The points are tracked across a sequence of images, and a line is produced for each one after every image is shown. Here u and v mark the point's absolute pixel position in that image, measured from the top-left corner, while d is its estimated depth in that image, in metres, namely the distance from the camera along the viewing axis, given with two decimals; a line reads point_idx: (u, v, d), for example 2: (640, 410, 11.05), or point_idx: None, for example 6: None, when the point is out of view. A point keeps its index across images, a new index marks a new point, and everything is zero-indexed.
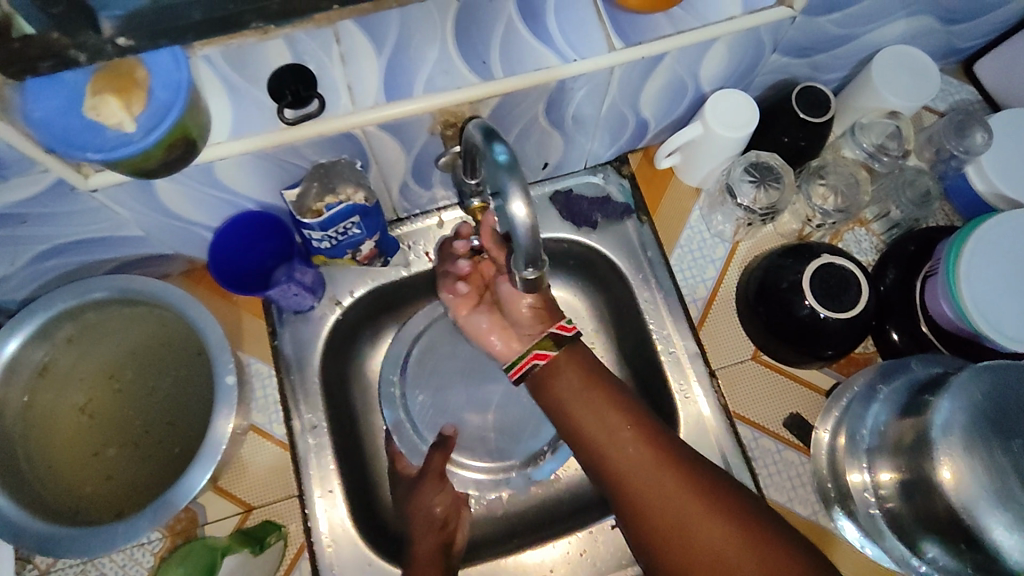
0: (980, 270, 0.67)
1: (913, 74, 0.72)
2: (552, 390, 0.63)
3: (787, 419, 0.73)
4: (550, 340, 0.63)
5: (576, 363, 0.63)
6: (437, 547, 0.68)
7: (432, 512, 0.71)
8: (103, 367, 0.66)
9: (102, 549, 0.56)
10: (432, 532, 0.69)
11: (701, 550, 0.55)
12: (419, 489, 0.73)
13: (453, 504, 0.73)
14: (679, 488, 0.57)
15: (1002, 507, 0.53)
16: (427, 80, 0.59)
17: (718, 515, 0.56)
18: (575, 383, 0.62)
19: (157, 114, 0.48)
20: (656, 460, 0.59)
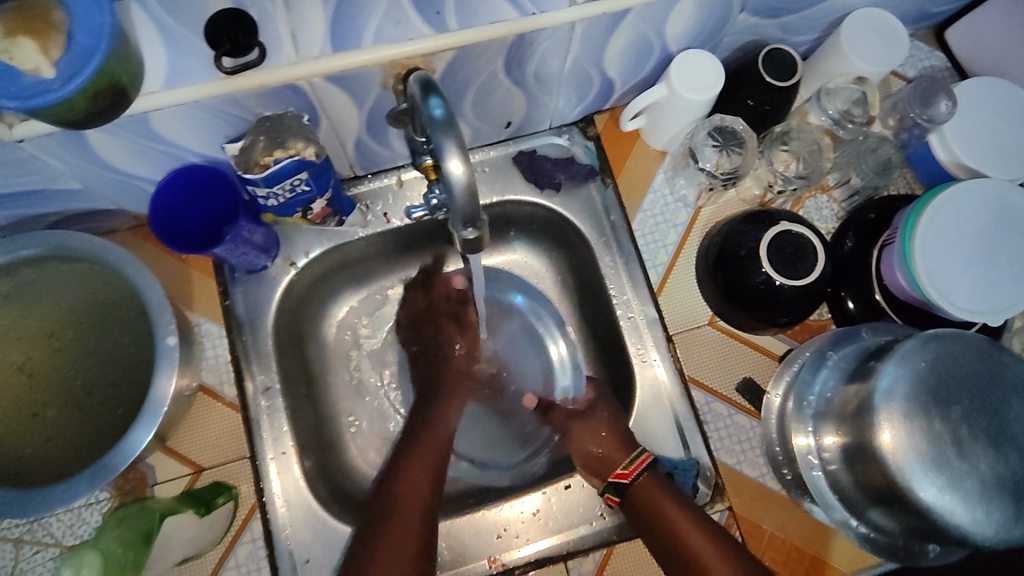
0: (934, 238, 0.67)
1: (882, 39, 0.71)
2: (637, 499, 0.66)
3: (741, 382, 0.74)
4: (612, 488, 0.68)
5: (659, 472, 0.68)
6: (441, 441, 0.73)
7: (453, 360, 0.81)
8: (43, 326, 0.64)
9: (41, 511, 0.55)
10: (451, 404, 0.77)
11: None
12: (441, 338, 0.82)
13: (472, 356, 0.83)
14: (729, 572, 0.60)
15: (933, 473, 0.54)
16: (376, 31, 0.56)
17: None
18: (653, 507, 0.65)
19: (78, 60, 0.45)
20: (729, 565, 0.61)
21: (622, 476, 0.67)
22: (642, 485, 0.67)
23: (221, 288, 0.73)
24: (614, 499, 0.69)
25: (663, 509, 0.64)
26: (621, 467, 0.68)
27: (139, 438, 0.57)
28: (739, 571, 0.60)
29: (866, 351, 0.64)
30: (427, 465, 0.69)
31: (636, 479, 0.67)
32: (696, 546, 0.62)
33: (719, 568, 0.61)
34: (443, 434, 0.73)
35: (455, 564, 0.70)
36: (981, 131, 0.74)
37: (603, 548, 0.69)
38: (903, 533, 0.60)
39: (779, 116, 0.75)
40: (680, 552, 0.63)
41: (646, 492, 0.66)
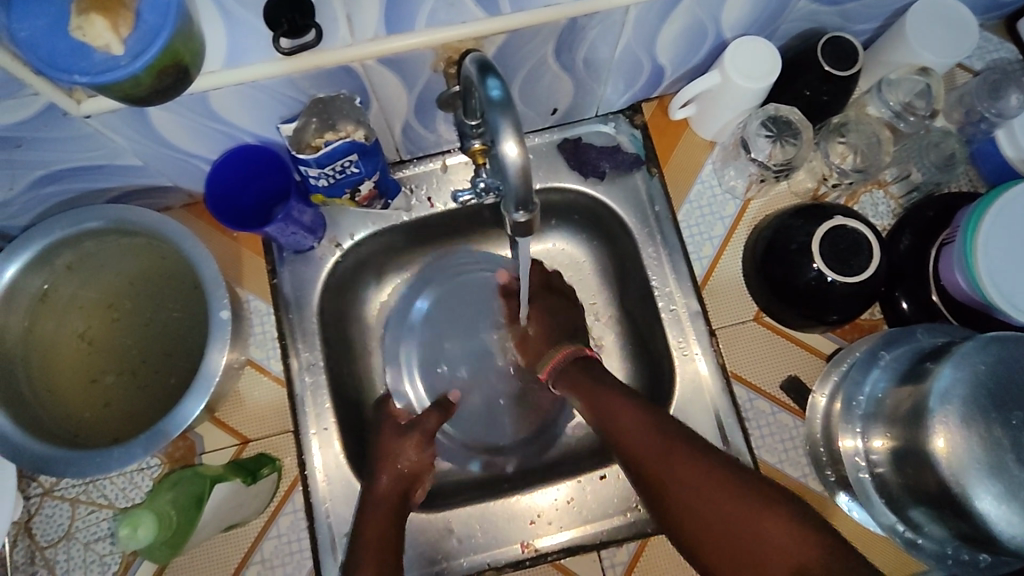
0: (998, 236, 0.64)
1: (947, 29, 0.68)
2: (567, 385, 0.70)
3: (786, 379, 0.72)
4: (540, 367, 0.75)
5: (584, 369, 0.70)
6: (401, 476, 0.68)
7: (403, 465, 0.69)
8: (103, 296, 0.67)
9: (99, 472, 0.57)
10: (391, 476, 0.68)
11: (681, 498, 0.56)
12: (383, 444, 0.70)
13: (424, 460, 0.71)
14: (657, 444, 0.60)
15: (990, 479, 0.52)
16: (430, 13, 0.55)
17: (724, 487, 0.55)
18: (582, 389, 0.69)
19: (146, 37, 0.47)
20: (655, 432, 0.61)
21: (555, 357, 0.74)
22: (566, 369, 0.71)
23: (269, 266, 0.74)
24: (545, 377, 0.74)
25: (589, 392, 0.67)
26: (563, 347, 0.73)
27: (190, 408, 0.58)
28: (662, 438, 0.60)
29: (921, 352, 0.62)
30: (380, 528, 0.63)
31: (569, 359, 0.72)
32: (640, 442, 0.61)
33: (642, 438, 0.61)
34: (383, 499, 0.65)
35: (488, 547, 0.70)
36: None
37: (637, 539, 0.70)
38: (951, 540, 0.58)
39: (836, 107, 0.73)
40: (610, 430, 0.63)
41: (580, 387, 0.69)
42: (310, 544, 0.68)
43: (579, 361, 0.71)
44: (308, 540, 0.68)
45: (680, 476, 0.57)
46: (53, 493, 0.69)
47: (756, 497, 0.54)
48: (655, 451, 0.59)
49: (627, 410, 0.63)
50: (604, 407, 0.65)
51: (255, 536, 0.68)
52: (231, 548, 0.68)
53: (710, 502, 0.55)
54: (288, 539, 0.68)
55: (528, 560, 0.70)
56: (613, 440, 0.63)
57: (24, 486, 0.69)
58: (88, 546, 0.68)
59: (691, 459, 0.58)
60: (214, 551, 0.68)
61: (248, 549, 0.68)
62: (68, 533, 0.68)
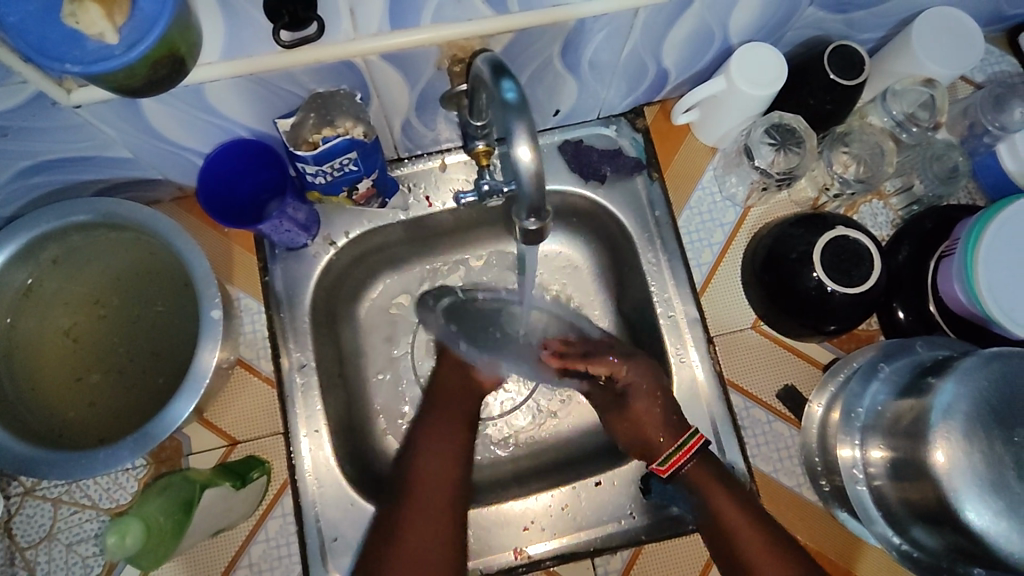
0: (999, 249, 0.64)
1: (952, 40, 0.68)
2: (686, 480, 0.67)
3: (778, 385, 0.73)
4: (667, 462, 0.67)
5: (710, 458, 0.68)
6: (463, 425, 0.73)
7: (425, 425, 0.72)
8: (89, 292, 0.65)
9: (84, 473, 0.55)
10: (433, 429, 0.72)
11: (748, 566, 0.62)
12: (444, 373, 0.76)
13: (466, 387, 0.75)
14: (746, 522, 0.64)
15: (991, 496, 0.52)
16: (436, 10, 0.54)
17: (777, 568, 0.62)
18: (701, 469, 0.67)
19: (142, 25, 0.45)
20: (748, 514, 0.64)
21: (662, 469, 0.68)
22: (691, 469, 0.67)
23: (261, 263, 0.72)
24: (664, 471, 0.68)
25: (699, 481, 0.67)
26: (685, 441, 0.68)
27: (181, 410, 0.57)
28: (766, 548, 0.62)
29: (920, 365, 0.62)
30: (425, 525, 0.65)
31: (691, 460, 0.67)
32: (727, 512, 0.65)
33: (739, 526, 0.64)
34: (434, 476, 0.68)
35: (480, 553, 0.69)
36: None
37: (630, 547, 0.69)
38: (946, 553, 0.58)
39: (840, 117, 0.72)
40: (705, 504, 0.66)
41: (700, 480, 0.67)
42: (300, 549, 0.67)
43: (700, 461, 0.67)
44: (298, 545, 0.67)
45: (755, 559, 0.62)
46: (34, 493, 0.67)
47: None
48: (739, 529, 0.64)
49: (727, 493, 0.65)
50: (716, 495, 0.65)
51: (244, 539, 0.67)
52: (219, 552, 0.66)
53: (767, 572, 0.62)
54: (277, 544, 0.67)
55: (520, 567, 0.69)
56: (703, 505, 0.66)
57: (3, 486, 0.67)
58: (70, 548, 0.66)
59: (770, 541, 0.63)
60: (200, 556, 0.66)
61: (237, 551, 0.66)
62: (50, 534, 0.66)
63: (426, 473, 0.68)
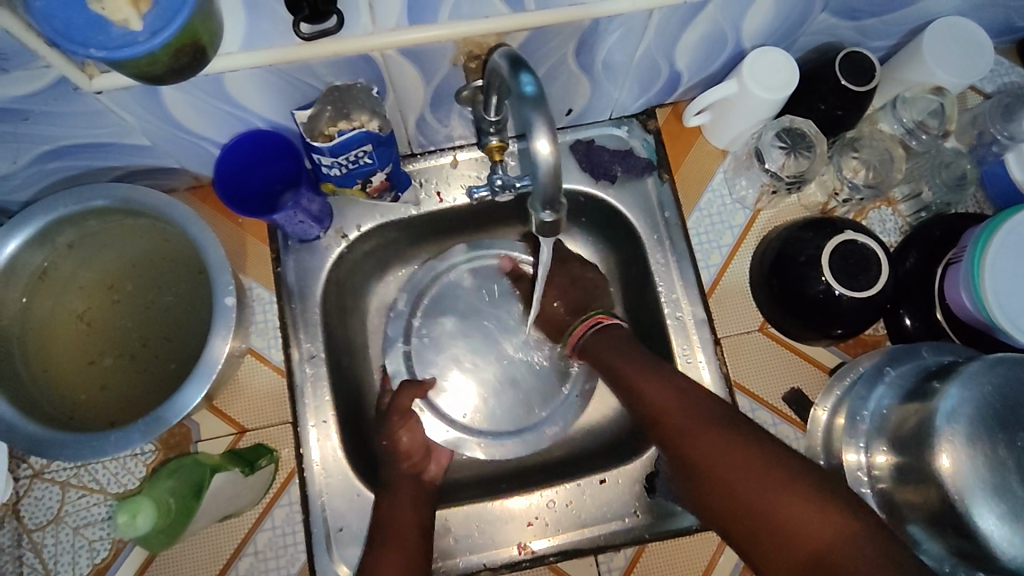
0: (1007, 258, 0.64)
1: (964, 50, 0.68)
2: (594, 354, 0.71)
3: (645, 353, 0.68)
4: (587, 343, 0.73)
5: (618, 335, 0.71)
6: (412, 479, 0.70)
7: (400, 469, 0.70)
8: (105, 277, 0.66)
9: (94, 456, 0.56)
10: (404, 485, 0.69)
11: (686, 436, 0.60)
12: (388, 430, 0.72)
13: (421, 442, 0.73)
14: (673, 398, 0.63)
15: (995, 500, 0.52)
16: (454, 7, 0.55)
17: (726, 437, 0.59)
18: (614, 353, 0.69)
19: (167, 13, 0.46)
20: (671, 385, 0.64)
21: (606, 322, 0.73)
22: (590, 338, 0.72)
23: (274, 254, 0.73)
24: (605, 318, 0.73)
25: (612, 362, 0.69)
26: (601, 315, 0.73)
27: (191, 396, 0.57)
28: (690, 403, 0.62)
29: (926, 370, 0.62)
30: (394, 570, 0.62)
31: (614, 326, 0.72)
32: (669, 409, 0.63)
33: (661, 397, 0.63)
34: (397, 517, 0.66)
35: (483, 548, 0.70)
36: None
37: (634, 545, 0.69)
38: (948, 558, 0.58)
39: (851, 122, 0.73)
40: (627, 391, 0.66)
41: (601, 348, 0.71)
42: (305, 537, 0.67)
43: (601, 327, 0.72)
44: (303, 533, 0.67)
45: (695, 431, 0.60)
46: (43, 476, 0.67)
47: (777, 466, 0.55)
48: (681, 420, 0.61)
49: (644, 368, 0.66)
50: (638, 381, 0.65)
51: (250, 526, 0.67)
52: (224, 540, 0.67)
53: (722, 457, 0.58)
54: (282, 532, 0.67)
55: (524, 562, 0.69)
56: (629, 396, 0.66)
57: (13, 468, 0.67)
58: (76, 531, 0.66)
59: (716, 425, 0.60)
60: (206, 542, 0.67)
61: (242, 539, 0.67)
62: (57, 516, 0.66)
63: (389, 538, 0.64)
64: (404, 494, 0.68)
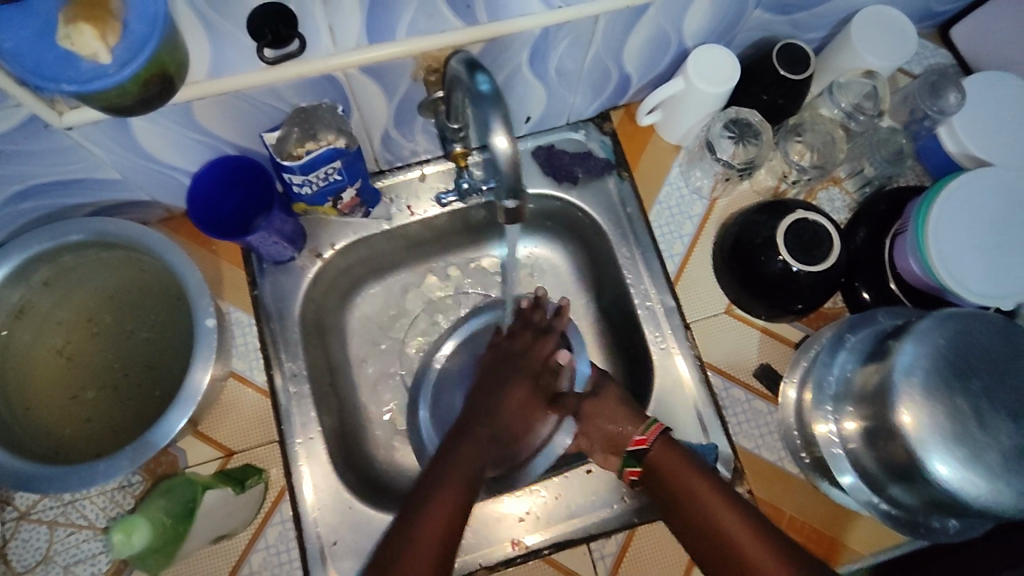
0: (948, 225, 0.69)
1: (888, 35, 0.74)
2: (659, 467, 0.65)
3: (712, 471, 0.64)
4: (634, 459, 0.66)
5: (674, 442, 0.67)
6: (470, 472, 0.63)
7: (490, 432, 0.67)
8: (81, 311, 0.66)
9: (81, 486, 0.56)
10: (468, 456, 0.64)
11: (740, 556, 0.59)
12: (508, 403, 0.70)
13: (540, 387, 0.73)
14: (735, 515, 0.61)
15: (953, 445, 0.55)
16: (410, 23, 0.58)
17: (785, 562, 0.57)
18: (682, 470, 0.64)
19: (132, 46, 0.47)
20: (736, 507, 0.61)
21: (641, 443, 0.66)
22: (657, 450, 0.66)
23: (250, 278, 0.74)
24: (634, 473, 0.67)
25: (679, 474, 0.64)
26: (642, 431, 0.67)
27: (175, 421, 0.58)
28: (761, 532, 0.59)
29: (882, 333, 0.66)
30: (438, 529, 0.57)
31: (652, 445, 0.66)
32: (743, 539, 0.59)
33: (725, 512, 0.61)
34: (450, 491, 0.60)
35: (477, 547, 0.71)
36: (991, 124, 0.76)
37: (624, 530, 0.71)
38: (921, 509, 0.62)
39: (793, 109, 0.77)
40: (689, 503, 0.63)
41: (671, 466, 0.65)
42: (299, 553, 0.67)
43: (665, 439, 0.66)
44: (298, 549, 0.68)
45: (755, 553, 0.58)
46: (28, 517, 0.67)
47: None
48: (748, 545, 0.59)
49: (712, 485, 0.63)
50: (708, 501, 0.62)
51: (243, 548, 0.67)
52: (218, 564, 0.67)
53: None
54: (276, 551, 0.67)
55: (519, 558, 0.71)
56: (688, 510, 0.63)
57: None
58: (67, 569, 0.66)
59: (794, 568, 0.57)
60: (200, 567, 0.66)
61: (236, 561, 0.67)
62: (46, 556, 0.66)
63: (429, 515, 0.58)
64: (454, 480, 0.61)
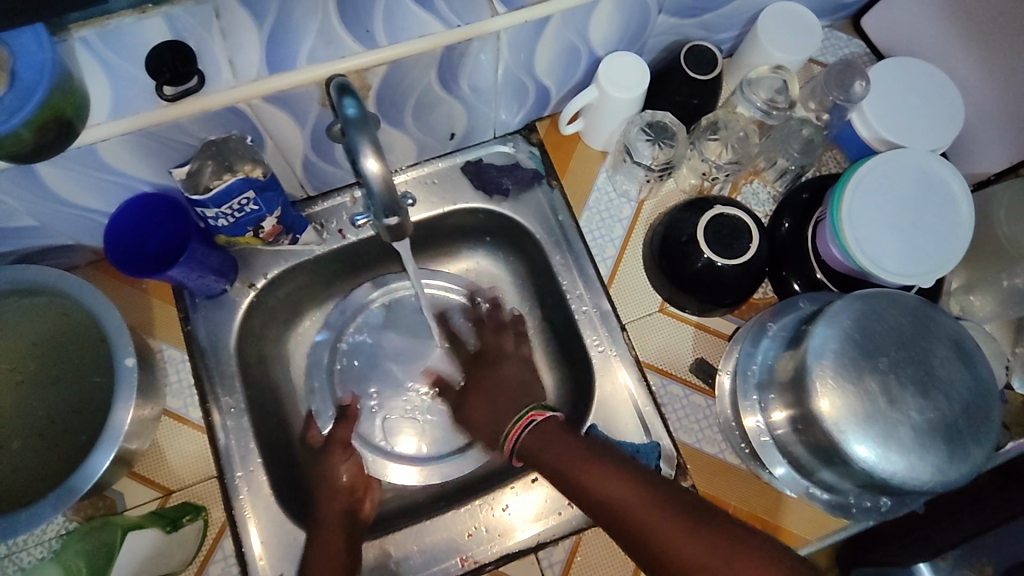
0: (860, 209, 0.70)
1: (794, 29, 0.76)
2: (536, 450, 0.66)
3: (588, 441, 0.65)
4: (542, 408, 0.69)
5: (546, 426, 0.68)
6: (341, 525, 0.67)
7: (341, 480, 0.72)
8: (5, 361, 0.66)
9: (6, 536, 0.56)
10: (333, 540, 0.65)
11: (622, 515, 0.58)
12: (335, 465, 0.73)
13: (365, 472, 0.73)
14: (609, 474, 0.61)
15: (867, 424, 0.56)
16: (310, 52, 0.59)
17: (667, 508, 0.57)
18: (557, 446, 0.65)
19: (21, 94, 0.48)
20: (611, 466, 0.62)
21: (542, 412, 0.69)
22: (526, 437, 0.68)
23: (182, 314, 0.74)
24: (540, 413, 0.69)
25: (553, 451, 0.65)
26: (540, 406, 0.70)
27: (100, 461, 0.58)
28: (634, 485, 0.60)
29: (803, 318, 0.68)
30: None
31: (550, 419, 0.68)
32: (622, 495, 0.59)
33: (596, 477, 0.62)
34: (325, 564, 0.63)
35: (427, 566, 0.71)
36: (898, 108, 0.78)
37: (571, 536, 0.71)
38: (853, 490, 0.63)
39: (709, 108, 0.79)
40: (567, 482, 0.63)
41: (543, 450, 0.66)
42: None
43: (537, 425, 0.68)
44: None
45: (636, 505, 0.58)
46: None
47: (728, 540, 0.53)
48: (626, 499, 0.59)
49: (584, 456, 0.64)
50: (581, 472, 0.62)
51: None
52: None
53: (659, 529, 0.56)
54: None
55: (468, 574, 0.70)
56: (568, 485, 0.63)
57: None
58: None
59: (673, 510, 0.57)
60: None
61: None
62: None
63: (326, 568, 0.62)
64: (324, 535, 0.66)
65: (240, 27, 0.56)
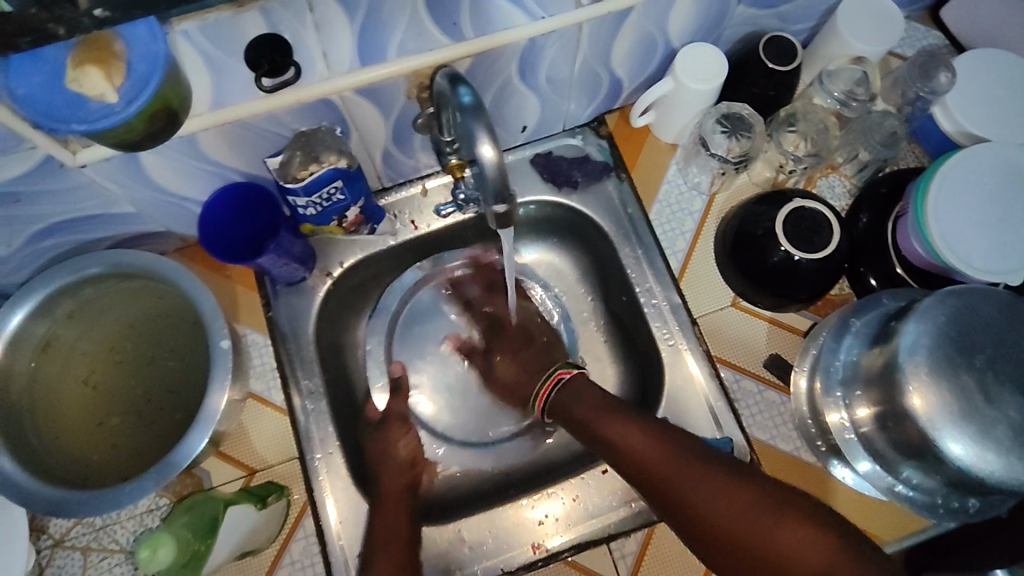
0: (947, 203, 0.69)
1: (876, 19, 0.74)
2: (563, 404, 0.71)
3: (623, 405, 0.68)
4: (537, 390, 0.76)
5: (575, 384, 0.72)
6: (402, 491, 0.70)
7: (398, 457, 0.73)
8: (103, 340, 0.69)
9: (109, 508, 0.58)
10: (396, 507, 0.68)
11: (651, 468, 0.62)
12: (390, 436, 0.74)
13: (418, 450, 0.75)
14: (636, 434, 0.64)
15: (963, 422, 0.55)
16: (399, 44, 0.60)
17: (697, 470, 0.60)
18: (587, 408, 0.69)
19: (138, 84, 0.49)
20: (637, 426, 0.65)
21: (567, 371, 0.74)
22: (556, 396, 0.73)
23: (264, 299, 0.76)
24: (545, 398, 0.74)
25: (577, 411, 0.70)
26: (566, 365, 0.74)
27: (195, 441, 0.60)
28: (664, 441, 0.63)
29: (888, 314, 0.67)
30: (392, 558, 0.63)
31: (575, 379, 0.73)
32: (647, 449, 0.63)
33: (622, 433, 0.65)
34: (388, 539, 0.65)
35: (498, 552, 0.72)
36: (986, 100, 0.75)
37: (643, 528, 0.72)
38: (940, 490, 0.61)
39: (784, 100, 0.78)
40: (596, 436, 0.67)
41: (577, 404, 0.70)
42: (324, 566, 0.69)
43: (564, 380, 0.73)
44: (322, 563, 0.69)
45: (664, 464, 0.61)
46: (63, 544, 0.69)
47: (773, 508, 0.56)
48: (647, 453, 0.63)
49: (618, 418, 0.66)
50: (606, 428, 0.66)
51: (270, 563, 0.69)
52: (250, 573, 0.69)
53: (694, 491, 0.59)
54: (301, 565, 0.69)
55: (540, 561, 0.72)
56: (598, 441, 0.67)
57: (34, 540, 0.69)
58: None
59: (686, 460, 0.61)
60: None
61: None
62: None
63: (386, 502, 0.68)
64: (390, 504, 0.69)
65: (332, 19, 0.55)
